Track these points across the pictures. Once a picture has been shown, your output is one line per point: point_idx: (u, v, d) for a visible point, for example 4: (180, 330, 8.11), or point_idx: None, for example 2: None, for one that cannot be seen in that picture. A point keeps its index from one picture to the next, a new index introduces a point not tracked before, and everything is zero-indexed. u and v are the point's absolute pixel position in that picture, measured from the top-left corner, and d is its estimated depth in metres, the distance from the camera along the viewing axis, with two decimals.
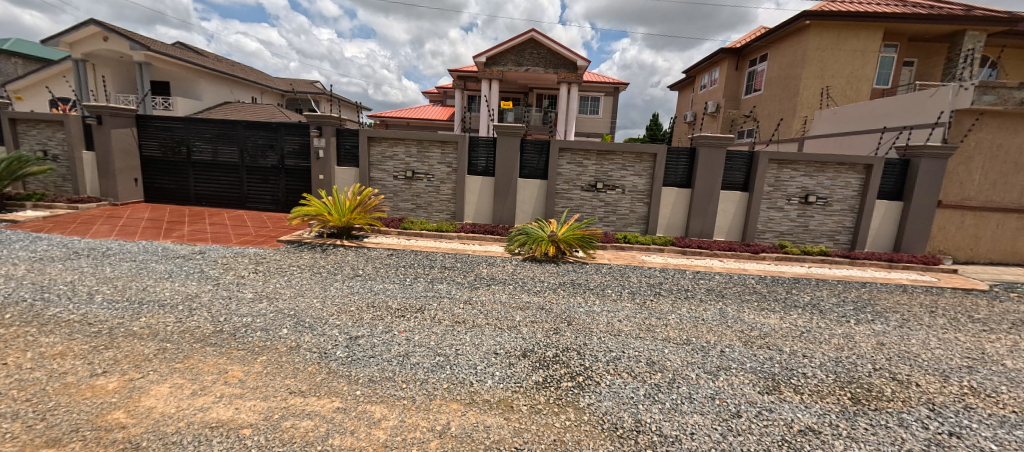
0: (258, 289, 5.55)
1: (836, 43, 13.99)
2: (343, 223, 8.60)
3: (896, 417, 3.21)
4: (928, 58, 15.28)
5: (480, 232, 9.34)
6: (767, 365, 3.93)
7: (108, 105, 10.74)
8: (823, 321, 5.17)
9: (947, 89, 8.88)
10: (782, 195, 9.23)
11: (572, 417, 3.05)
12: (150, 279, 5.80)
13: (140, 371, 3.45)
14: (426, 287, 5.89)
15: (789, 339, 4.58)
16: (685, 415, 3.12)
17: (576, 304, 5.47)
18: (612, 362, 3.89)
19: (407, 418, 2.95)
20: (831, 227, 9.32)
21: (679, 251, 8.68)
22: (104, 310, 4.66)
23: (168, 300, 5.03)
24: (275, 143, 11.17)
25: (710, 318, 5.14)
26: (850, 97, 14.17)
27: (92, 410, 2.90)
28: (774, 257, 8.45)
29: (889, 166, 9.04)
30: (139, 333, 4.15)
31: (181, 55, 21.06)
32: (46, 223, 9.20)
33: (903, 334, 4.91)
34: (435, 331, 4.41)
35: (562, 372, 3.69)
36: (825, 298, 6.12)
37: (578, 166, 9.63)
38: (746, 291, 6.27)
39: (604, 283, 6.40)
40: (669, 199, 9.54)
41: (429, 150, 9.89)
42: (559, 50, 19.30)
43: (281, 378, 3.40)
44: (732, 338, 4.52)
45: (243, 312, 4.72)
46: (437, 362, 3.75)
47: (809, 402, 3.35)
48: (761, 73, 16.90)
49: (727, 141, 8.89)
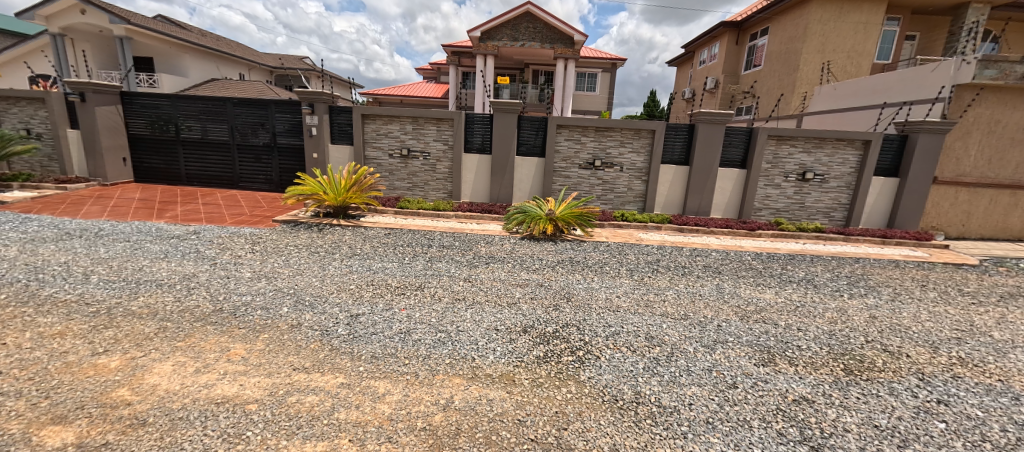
0: (256, 268, 5.52)
1: (838, 17, 13.74)
2: (339, 203, 8.52)
3: (887, 386, 3.31)
4: (930, 32, 15.12)
5: (477, 211, 9.29)
6: (762, 339, 4.00)
7: (91, 81, 10.40)
8: (817, 295, 5.27)
9: (948, 64, 8.81)
10: (779, 172, 9.22)
11: (573, 390, 3.11)
12: (146, 259, 5.76)
13: (141, 349, 3.45)
14: (425, 266, 5.89)
15: (784, 313, 4.66)
16: (683, 386, 3.18)
17: (575, 281, 5.51)
18: (612, 337, 3.95)
19: (410, 392, 2.99)
20: (827, 204, 9.37)
21: (676, 228, 8.71)
22: (101, 290, 4.64)
23: (165, 280, 4.99)
24: (267, 121, 10.92)
25: (707, 293, 5.23)
26: (850, 72, 14.03)
27: (96, 388, 2.91)
28: (770, 234, 8.51)
29: (887, 142, 9.03)
30: (138, 312, 4.14)
31: (164, 29, 20.32)
32: (36, 204, 9.05)
33: (894, 307, 5.01)
34: (436, 309, 4.43)
35: (562, 347, 3.74)
36: (819, 273, 6.19)
37: (576, 143, 9.52)
38: (742, 267, 6.34)
39: (602, 261, 6.43)
40: (668, 176, 9.51)
41: (425, 127, 9.72)
42: (554, 23, 18.81)
43: (284, 355, 3.42)
44: (728, 313, 4.58)
45: (242, 291, 4.72)
46: (439, 338, 3.79)
47: (803, 373, 3.42)
48: (761, 47, 16.64)
49: (726, 117, 8.81)
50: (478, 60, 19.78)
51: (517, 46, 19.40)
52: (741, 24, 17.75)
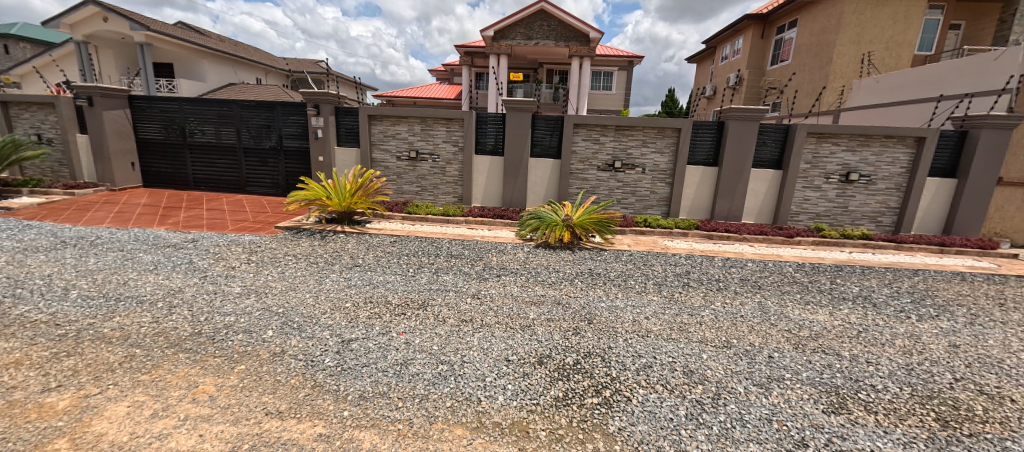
0: (248, 282, 5.09)
1: (876, 5, 12.81)
2: (343, 208, 8.09)
3: (1000, 447, 2.63)
4: (977, 21, 14.19)
5: (489, 216, 8.76)
6: (827, 376, 3.33)
7: (99, 85, 10.24)
8: (880, 317, 4.53)
9: (1015, 51, 7.98)
10: (819, 173, 8.42)
11: (600, 448, 2.52)
12: (134, 272, 5.38)
13: (99, 384, 3.00)
14: (430, 279, 5.38)
15: (846, 340, 3.97)
16: (740, 444, 2.57)
17: (596, 298, 4.90)
18: (643, 371, 3.34)
19: (401, 449, 2.45)
20: (874, 208, 8.52)
21: (705, 235, 8.00)
22: (76, 308, 4.23)
23: (149, 296, 4.59)
24: (274, 123, 10.61)
25: (750, 314, 4.52)
26: (890, 64, 13.13)
27: (32, 438, 2.46)
28: (810, 241, 7.71)
29: (943, 139, 8.14)
30: (109, 335, 3.71)
31: (181, 34, 20.45)
32: (42, 210, 8.89)
33: (978, 333, 4.24)
34: (439, 333, 3.89)
35: (584, 385, 3.15)
36: (876, 289, 5.44)
37: (594, 143, 8.90)
38: (786, 281, 5.62)
39: (626, 274, 5.78)
40: (694, 178, 8.81)
41: (435, 128, 9.24)
42: (570, 21, 18.19)
43: (258, 394, 2.91)
44: (779, 340, 3.91)
45: (227, 310, 4.26)
46: (440, 372, 3.24)
47: (888, 426, 2.77)
48: (790, 41, 15.73)
49: (759, 114, 8.05)
50: (491, 60, 19.29)
51: (530, 45, 18.86)
52: (767, 17, 16.81)
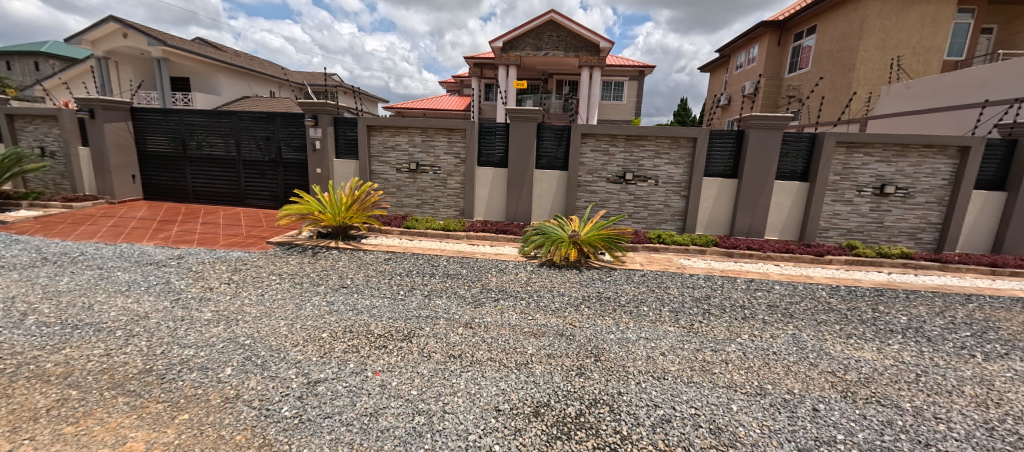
0: (221, 307, 4.65)
1: (903, 8, 12.15)
2: (338, 223, 7.68)
3: None
4: (1010, 23, 13.48)
5: (491, 231, 8.27)
6: (889, 438, 2.71)
7: (100, 97, 10.14)
8: (940, 356, 3.86)
9: None
10: (850, 186, 7.75)
11: None
12: (103, 293, 4.99)
13: (13, 439, 2.54)
14: (421, 304, 4.86)
15: (903, 387, 3.33)
16: None
17: (605, 328, 4.31)
18: (661, 427, 2.77)
19: None
20: (912, 224, 7.80)
21: (725, 252, 7.39)
22: (25, 338, 3.82)
23: (109, 323, 4.16)
24: (274, 135, 10.36)
25: (783, 349, 3.91)
26: (918, 71, 12.45)
27: None
28: (843, 260, 7.04)
29: (990, 149, 7.43)
30: (49, 372, 3.27)
31: (195, 48, 20.73)
32: (36, 224, 8.70)
33: None
34: (421, 372, 3.36)
35: (587, 446, 2.59)
36: (928, 319, 4.75)
37: (603, 154, 8.38)
38: (821, 309, 4.96)
39: (638, 299, 5.17)
40: (712, 191, 8.20)
41: (435, 139, 8.85)
42: (580, 30, 17.84)
43: None
44: (822, 386, 3.29)
45: (189, 341, 3.81)
46: (415, 427, 2.71)
47: None
48: (809, 48, 15.11)
49: (783, 122, 7.45)
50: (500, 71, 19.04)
51: (539, 56, 18.56)
52: (784, 23, 16.21)
